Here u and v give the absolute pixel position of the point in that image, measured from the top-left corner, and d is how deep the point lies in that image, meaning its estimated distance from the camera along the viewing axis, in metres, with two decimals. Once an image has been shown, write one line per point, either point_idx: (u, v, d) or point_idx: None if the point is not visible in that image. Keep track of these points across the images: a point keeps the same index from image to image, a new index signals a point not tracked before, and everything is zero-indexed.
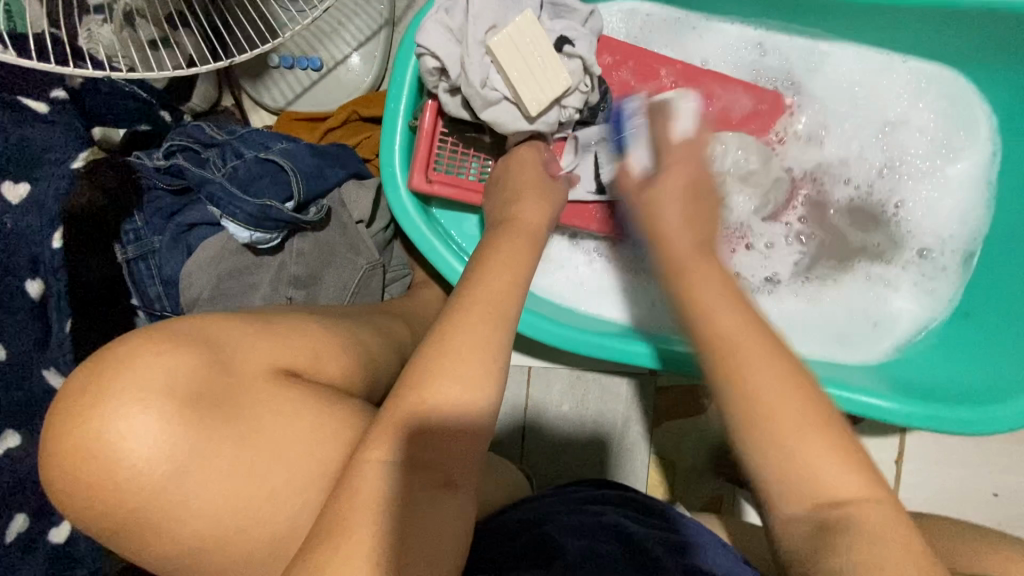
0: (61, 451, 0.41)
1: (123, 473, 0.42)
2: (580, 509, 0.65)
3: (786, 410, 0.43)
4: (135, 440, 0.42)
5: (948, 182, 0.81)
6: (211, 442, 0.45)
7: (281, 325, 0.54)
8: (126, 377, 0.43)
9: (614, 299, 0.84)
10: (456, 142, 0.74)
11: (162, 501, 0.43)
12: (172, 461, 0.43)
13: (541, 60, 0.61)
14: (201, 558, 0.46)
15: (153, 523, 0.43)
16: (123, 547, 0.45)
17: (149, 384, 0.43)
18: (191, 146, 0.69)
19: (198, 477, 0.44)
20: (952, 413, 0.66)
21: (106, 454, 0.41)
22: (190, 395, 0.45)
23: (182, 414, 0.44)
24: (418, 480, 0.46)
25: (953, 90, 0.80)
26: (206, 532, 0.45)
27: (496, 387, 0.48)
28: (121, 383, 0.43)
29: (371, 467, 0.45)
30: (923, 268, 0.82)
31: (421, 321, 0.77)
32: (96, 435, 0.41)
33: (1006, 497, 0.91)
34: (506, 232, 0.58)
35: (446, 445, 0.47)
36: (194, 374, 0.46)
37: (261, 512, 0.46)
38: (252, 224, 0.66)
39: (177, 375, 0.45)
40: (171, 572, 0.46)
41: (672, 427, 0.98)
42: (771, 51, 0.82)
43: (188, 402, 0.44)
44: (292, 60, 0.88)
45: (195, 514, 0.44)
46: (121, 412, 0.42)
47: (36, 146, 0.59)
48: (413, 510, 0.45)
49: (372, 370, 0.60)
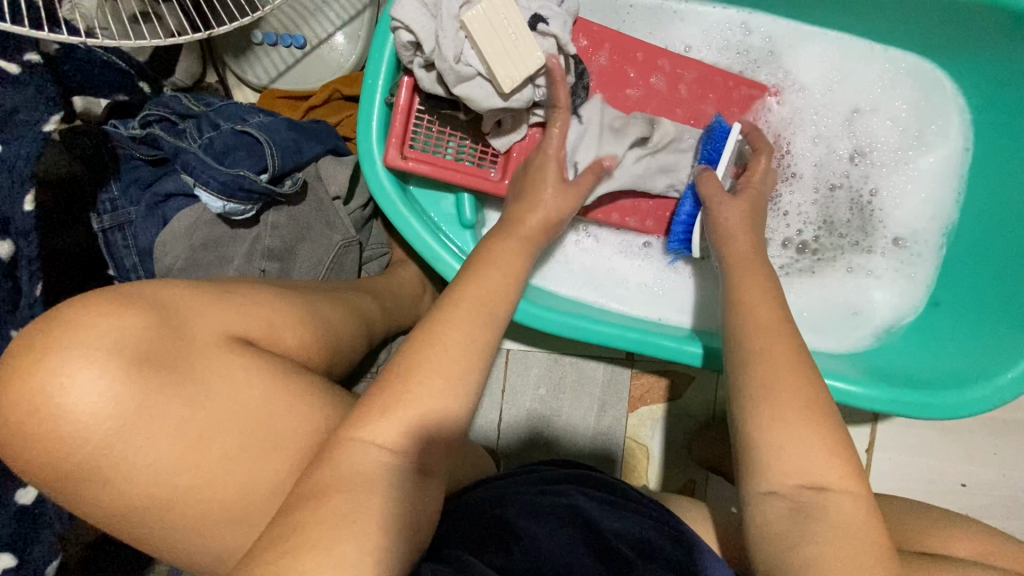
0: (8, 405, 0.42)
1: (74, 427, 0.42)
2: (545, 490, 0.65)
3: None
4: (80, 396, 0.42)
5: (927, 172, 0.82)
6: (164, 400, 0.45)
7: (247, 293, 0.55)
8: (77, 332, 0.43)
9: (590, 283, 0.86)
10: (433, 120, 0.74)
11: (113, 458, 0.44)
12: (123, 417, 0.44)
13: (512, 35, 0.61)
14: (156, 517, 0.46)
15: (107, 479, 0.44)
16: (80, 505, 0.46)
17: (96, 341, 0.43)
18: (169, 117, 0.69)
19: (156, 432, 0.45)
20: (923, 398, 0.67)
21: (54, 408, 0.42)
22: (140, 353, 0.45)
23: (132, 372, 0.44)
24: (369, 443, 0.47)
25: (928, 79, 0.81)
26: (164, 491, 0.46)
27: (455, 355, 0.50)
28: (72, 337, 0.43)
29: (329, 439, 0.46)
30: (899, 257, 0.83)
31: (394, 298, 0.78)
32: (44, 388, 0.42)
33: (974, 488, 0.92)
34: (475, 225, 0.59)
35: (392, 413, 0.47)
36: (146, 334, 0.46)
37: (221, 469, 0.47)
38: (225, 194, 0.66)
39: (127, 333, 0.45)
40: (127, 530, 0.47)
41: (648, 412, 0.99)
42: (748, 37, 0.83)
43: (137, 359, 0.45)
44: (275, 37, 0.89)
45: (145, 473, 0.45)
46: (67, 367, 0.42)
47: (5, 109, 0.61)
48: (365, 474, 0.46)
49: (336, 346, 0.61)
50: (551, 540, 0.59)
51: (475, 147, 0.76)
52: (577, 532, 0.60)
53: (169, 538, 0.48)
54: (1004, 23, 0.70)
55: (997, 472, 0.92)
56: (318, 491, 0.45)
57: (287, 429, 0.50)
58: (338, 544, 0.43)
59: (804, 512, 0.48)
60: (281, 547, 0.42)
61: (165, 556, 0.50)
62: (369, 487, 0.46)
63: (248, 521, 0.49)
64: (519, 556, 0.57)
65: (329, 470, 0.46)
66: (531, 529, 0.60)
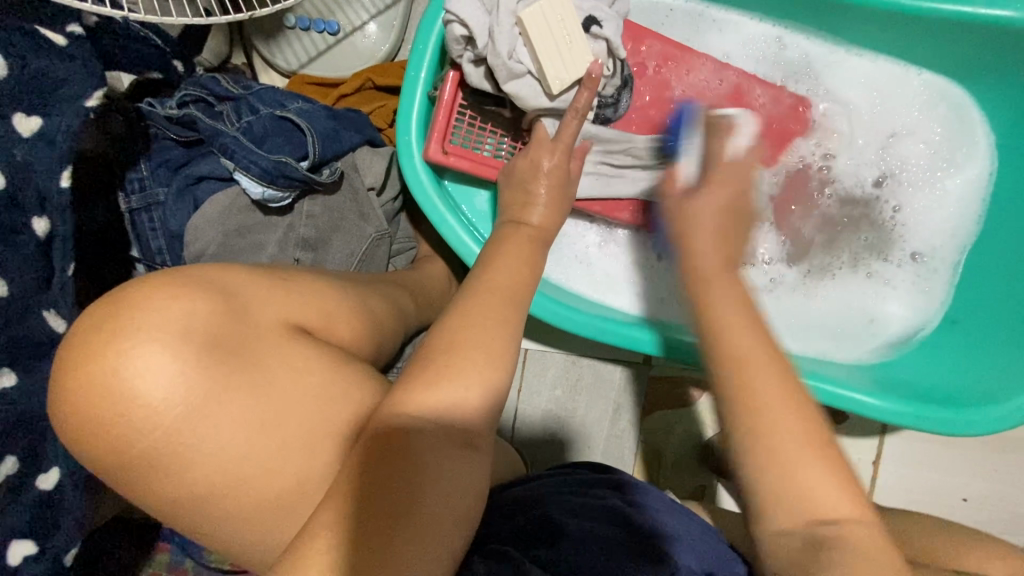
0: (78, 387, 0.43)
1: (139, 411, 0.44)
2: (582, 491, 0.66)
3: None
4: (151, 379, 0.44)
5: (951, 192, 0.83)
6: (222, 385, 0.46)
7: (296, 282, 0.55)
8: (143, 315, 0.45)
9: (613, 287, 0.86)
10: (474, 116, 0.74)
11: (175, 444, 0.45)
12: (185, 403, 0.45)
13: (566, 37, 0.62)
14: (212, 506, 0.47)
15: (168, 465, 0.45)
16: (139, 489, 0.46)
17: (163, 324, 0.45)
18: (205, 98, 0.68)
19: (212, 422, 0.46)
20: (941, 413, 0.69)
21: (122, 389, 0.43)
22: (203, 339, 0.46)
23: (196, 356, 0.45)
24: (423, 442, 0.47)
25: (959, 103, 0.82)
26: (220, 480, 0.46)
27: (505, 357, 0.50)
28: (139, 320, 0.44)
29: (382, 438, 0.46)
30: (917, 273, 0.84)
31: (424, 293, 0.77)
32: (113, 369, 0.43)
33: (975, 503, 0.95)
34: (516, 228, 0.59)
35: (438, 411, 0.48)
36: (209, 319, 0.47)
37: (275, 459, 0.47)
38: (265, 179, 0.65)
39: (193, 317, 0.46)
40: (180, 517, 0.47)
41: (662, 417, 0.99)
42: (785, 50, 0.84)
43: (201, 345, 0.46)
44: (309, 22, 0.87)
45: (205, 462, 0.46)
46: (134, 350, 0.43)
47: (49, 79, 0.54)
48: (419, 472, 0.46)
49: (377, 338, 0.61)
50: (592, 539, 0.59)
51: (514, 144, 0.75)
52: (616, 530, 0.61)
53: (220, 526, 0.48)
54: None
55: (998, 488, 0.95)
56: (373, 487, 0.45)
57: (336, 424, 0.50)
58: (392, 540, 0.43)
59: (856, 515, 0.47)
60: None
61: (209, 543, 0.50)
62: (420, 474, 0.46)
63: (297, 513, 0.49)
64: (562, 555, 0.57)
65: (383, 468, 0.45)
66: (573, 526, 0.60)
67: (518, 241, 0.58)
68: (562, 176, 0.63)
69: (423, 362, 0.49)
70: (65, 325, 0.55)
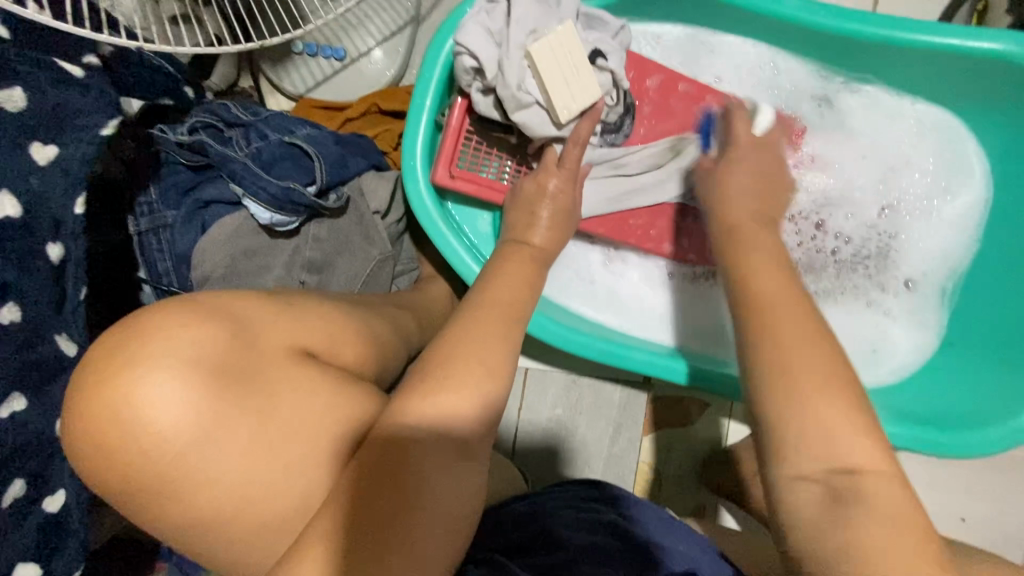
0: (89, 417, 0.44)
1: (149, 439, 0.44)
2: (580, 505, 0.67)
3: (770, 421, 0.50)
4: (159, 410, 0.45)
5: (947, 218, 0.85)
6: (231, 413, 0.47)
7: (301, 308, 0.56)
8: (154, 346, 0.45)
9: (614, 306, 0.87)
10: (480, 141, 0.76)
11: (182, 471, 0.46)
12: (196, 432, 0.46)
13: (573, 68, 0.63)
14: (220, 529, 0.48)
15: (175, 490, 0.46)
16: (147, 515, 0.47)
17: (174, 354, 0.46)
18: (214, 124, 0.70)
19: (218, 448, 0.46)
20: (938, 436, 0.70)
21: (133, 419, 0.44)
22: (215, 368, 0.47)
23: (208, 386, 0.46)
24: (427, 472, 0.47)
25: (953, 132, 0.84)
26: (226, 505, 0.47)
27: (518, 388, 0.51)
28: (150, 352, 0.45)
29: (393, 466, 0.46)
30: (915, 299, 0.86)
31: (427, 313, 0.78)
32: (124, 399, 0.44)
33: (973, 522, 0.96)
34: (519, 253, 0.61)
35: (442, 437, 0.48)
36: (220, 348, 0.48)
37: (278, 485, 0.48)
38: (274, 205, 0.67)
39: (204, 347, 0.47)
40: (188, 540, 0.48)
41: (661, 436, 0.99)
42: (780, 76, 0.86)
43: (215, 374, 0.47)
44: (316, 48, 0.89)
45: (213, 486, 0.46)
46: (146, 380, 0.44)
47: (66, 108, 0.54)
48: (419, 499, 0.46)
49: (384, 358, 0.63)
50: (591, 550, 0.60)
51: (517, 169, 0.77)
52: (612, 541, 0.62)
53: (228, 550, 0.49)
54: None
55: (995, 507, 0.96)
56: (374, 519, 0.45)
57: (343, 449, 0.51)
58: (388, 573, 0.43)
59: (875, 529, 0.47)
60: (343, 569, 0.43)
61: (213, 565, 0.51)
62: (428, 494, 0.47)
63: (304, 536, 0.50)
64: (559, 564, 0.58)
65: (385, 492, 0.46)
66: (570, 538, 0.62)
67: (521, 265, 0.60)
68: (563, 200, 0.64)
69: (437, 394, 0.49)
70: (77, 348, 0.57)
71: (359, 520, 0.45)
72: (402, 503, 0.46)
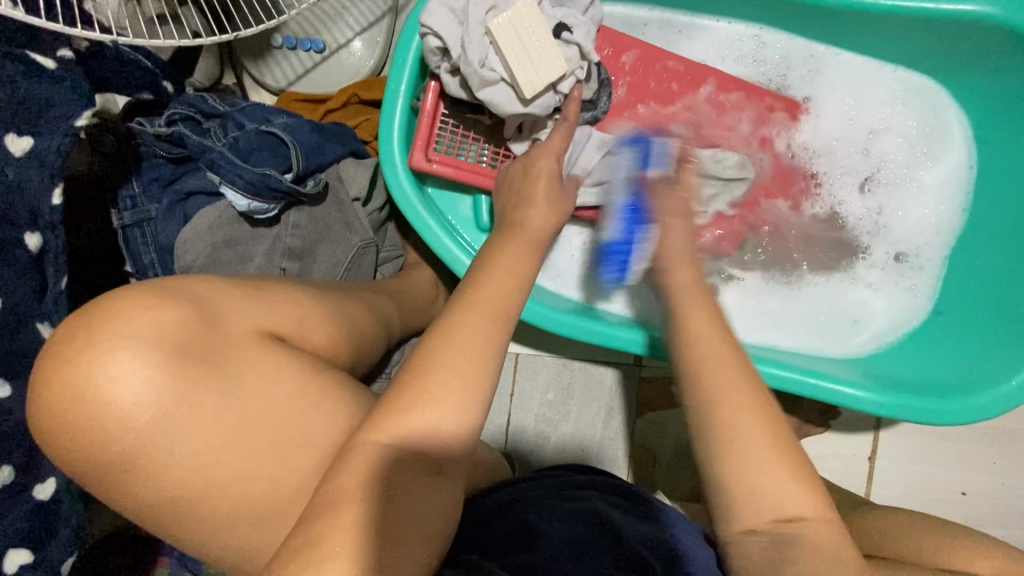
0: (51, 396, 0.45)
1: (111, 417, 0.45)
2: (565, 494, 0.68)
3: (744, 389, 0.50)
4: (123, 386, 0.45)
5: (928, 187, 0.84)
6: (196, 390, 0.48)
7: (274, 293, 0.57)
8: (117, 326, 0.46)
9: (599, 287, 0.87)
10: (457, 125, 0.77)
11: (141, 454, 0.46)
12: (161, 410, 0.46)
13: (536, 43, 0.64)
14: (188, 509, 0.48)
15: (134, 472, 0.47)
16: (114, 497, 0.48)
17: (137, 334, 0.46)
18: (193, 115, 0.70)
19: (179, 431, 0.47)
20: (925, 404, 0.69)
21: (96, 398, 0.45)
22: (178, 347, 0.48)
23: (169, 365, 0.47)
24: (395, 453, 0.48)
25: (935, 100, 0.83)
26: (190, 486, 0.48)
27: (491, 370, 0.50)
28: (113, 333, 0.46)
29: (357, 444, 0.47)
30: (898, 270, 0.85)
31: (410, 299, 0.79)
32: (89, 379, 0.45)
33: (974, 496, 0.94)
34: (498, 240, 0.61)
35: (407, 412, 0.48)
36: (184, 329, 0.48)
37: (245, 467, 0.49)
38: (250, 192, 0.68)
39: (165, 328, 0.47)
40: (158, 521, 0.49)
41: (654, 418, 0.99)
42: (763, 51, 0.85)
43: (176, 353, 0.47)
44: (295, 40, 0.90)
45: (175, 465, 0.47)
46: (109, 359, 0.45)
47: (39, 100, 0.57)
48: (378, 474, 0.47)
49: (355, 344, 0.64)
50: (570, 545, 0.61)
51: (495, 152, 0.78)
52: (595, 535, 0.62)
53: (198, 529, 0.49)
54: (1011, 45, 0.72)
55: (996, 481, 0.94)
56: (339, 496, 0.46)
57: (316, 428, 0.52)
58: (349, 550, 0.44)
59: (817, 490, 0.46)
60: (317, 543, 0.44)
61: (191, 546, 0.51)
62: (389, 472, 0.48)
63: (272, 515, 0.50)
64: (541, 559, 0.59)
65: (351, 470, 0.47)
66: (550, 531, 0.62)
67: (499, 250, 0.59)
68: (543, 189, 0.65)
69: (409, 373, 0.49)
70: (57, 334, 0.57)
71: (324, 501, 0.46)
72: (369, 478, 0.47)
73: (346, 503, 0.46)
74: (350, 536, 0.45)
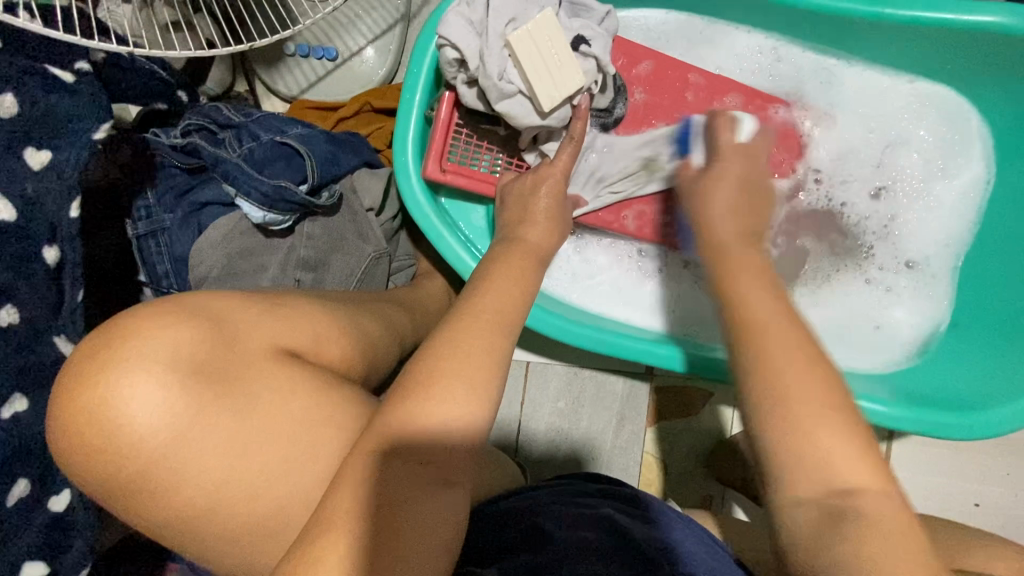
0: (67, 413, 0.45)
1: (127, 436, 0.45)
2: (577, 501, 0.67)
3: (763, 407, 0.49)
4: (137, 405, 0.45)
5: (951, 197, 0.83)
6: (211, 405, 0.48)
7: (290, 307, 0.56)
8: (132, 344, 0.46)
9: (609, 297, 0.86)
10: (471, 134, 0.76)
11: (158, 471, 0.46)
12: (174, 430, 0.46)
13: (555, 57, 0.63)
14: (205, 524, 0.48)
15: (152, 488, 0.47)
16: (133, 513, 0.48)
17: (152, 352, 0.46)
18: (208, 126, 0.71)
19: (194, 447, 0.47)
20: (943, 417, 0.68)
21: (112, 418, 0.45)
22: (192, 365, 0.48)
23: (183, 383, 0.47)
24: (412, 470, 0.48)
25: (958, 110, 0.82)
26: (208, 503, 0.48)
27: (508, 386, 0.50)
28: (128, 350, 0.46)
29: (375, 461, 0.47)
30: (919, 278, 0.84)
31: (422, 309, 0.79)
32: (104, 400, 0.45)
33: (988, 507, 0.94)
34: (512, 252, 0.61)
35: (423, 429, 0.48)
36: (198, 345, 0.49)
37: (261, 484, 0.49)
38: (265, 204, 0.68)
39: (181, 344, 0.48)
40: (174, 536, 0.49)
41: (665, 426, 0.98)
42: (778, 62, 0.85)
43: (190, 373, 0.47)
44: (308, 49, 0.89)
45: (192, 482, 0.47)
46: (125, 377, 0.45)
47: (58, 116, 0.59)
48: (395, 492, 0.47)
49: (369, 357, 0.63)
50: (581, 549, 0.60)
51: (509, 162, 0.78)
52: (606, 538, 0.62)
53: (216, 544, 0.49)
54: None
55: (1011, 492, 0.94)
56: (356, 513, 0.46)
57: (332, 444, 0.52)
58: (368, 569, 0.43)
59: (835, 507, 0.45)
60: (335, 560, 0.43)
61: (208, 560, 0.51)
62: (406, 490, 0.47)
63: (288, 528, 0.50)
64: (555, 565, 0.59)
65: (368, 487, 0.47)
66: (563, 536, 0.62)
67: (513, 264, 0.59)
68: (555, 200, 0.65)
69: (426, 389, 0.49)
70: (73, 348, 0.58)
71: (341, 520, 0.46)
72: (385, 496, 0.47)
73: (363, 522, 0.45)
74: (369, 555, 0.44)
